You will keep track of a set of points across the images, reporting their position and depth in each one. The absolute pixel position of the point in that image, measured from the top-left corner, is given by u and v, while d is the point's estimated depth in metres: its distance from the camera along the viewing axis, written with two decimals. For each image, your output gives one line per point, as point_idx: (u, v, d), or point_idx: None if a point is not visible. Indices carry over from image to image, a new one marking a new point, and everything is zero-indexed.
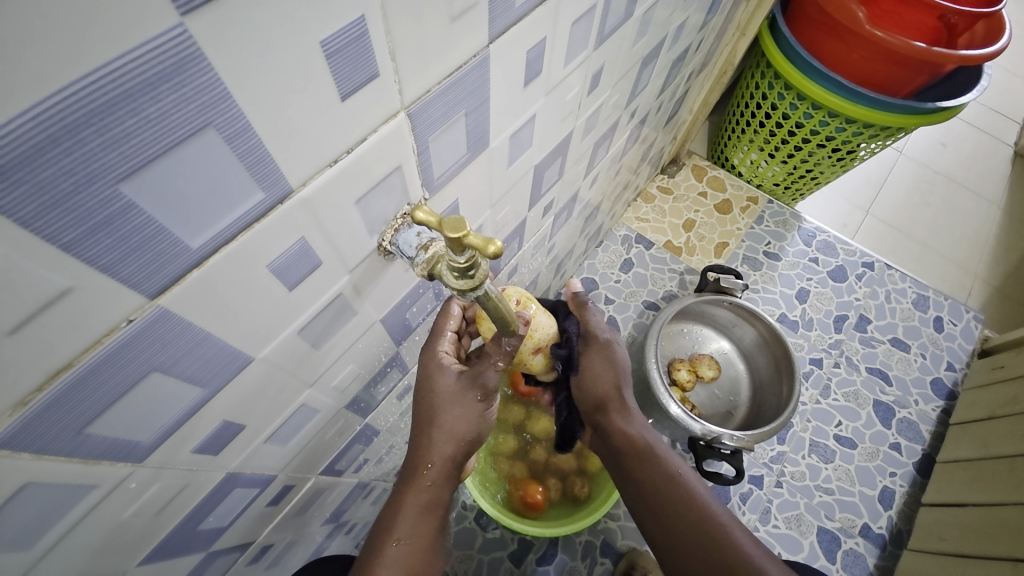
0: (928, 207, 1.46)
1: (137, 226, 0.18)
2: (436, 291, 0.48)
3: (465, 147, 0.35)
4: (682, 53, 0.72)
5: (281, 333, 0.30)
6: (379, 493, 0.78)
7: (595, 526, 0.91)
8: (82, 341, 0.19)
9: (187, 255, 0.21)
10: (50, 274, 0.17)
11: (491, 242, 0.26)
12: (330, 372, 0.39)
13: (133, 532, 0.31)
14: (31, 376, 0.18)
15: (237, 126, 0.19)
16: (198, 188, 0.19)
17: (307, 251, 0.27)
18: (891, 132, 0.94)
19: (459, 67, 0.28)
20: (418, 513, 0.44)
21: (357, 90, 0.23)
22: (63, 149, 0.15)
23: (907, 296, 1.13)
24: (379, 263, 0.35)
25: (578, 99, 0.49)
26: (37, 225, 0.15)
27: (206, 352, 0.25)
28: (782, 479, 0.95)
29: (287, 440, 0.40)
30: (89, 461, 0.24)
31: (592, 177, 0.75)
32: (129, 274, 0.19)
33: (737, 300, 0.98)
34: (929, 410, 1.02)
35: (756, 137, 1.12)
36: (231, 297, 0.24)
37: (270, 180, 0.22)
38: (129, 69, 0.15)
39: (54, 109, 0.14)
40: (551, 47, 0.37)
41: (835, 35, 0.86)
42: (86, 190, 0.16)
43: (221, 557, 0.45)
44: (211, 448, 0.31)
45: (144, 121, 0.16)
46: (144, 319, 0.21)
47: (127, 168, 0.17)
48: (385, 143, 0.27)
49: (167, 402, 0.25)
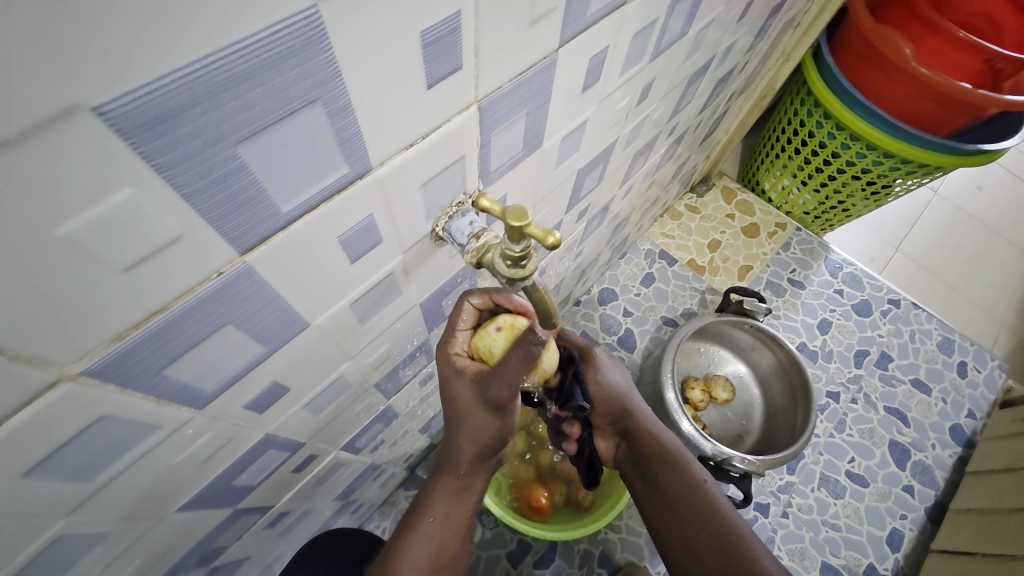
0: (960, 250, 1.43)
1: (244, 185, 0.20)
2: (471, 282, 0.49)
3: (521, 145, 0.36)
4: (726, 74, 0.73)
5: (335, 304, 0.31)
6: (387, 478, 0.79)
7: (595, 535, 0.91)
8: (179, 286, 0.21)
9: (277, 218, 0.22)
10: (168, 220, 0.18)
11: (551, 233, 0.28)
12: (368, 349, 0.41)
13: (179, 479, 0.33)
14: (133, 312, 0.20)
15: (340, 104, 0.21)
16: (295, 157, 0.21)
17: (371, 228, 0.29)
18: (930, 170, 0.94)
19: (530, 68, 0.30)
20: (451, 496, 0.46)
21: (442, 80, 0.24)
22: (201, 109, 0.16)
23: (932, 337, 1.11)
24: (429, 248, 0.36)
25: (626, 110, 0.50)
26: (167, 174, 0.17)
27: (273, 313, 0.27)
28: (789, 509, 0.94)
29: (320, 410, 0.42)
30: (159, 402, 0.25)
31: (626, 188, 0.76)
32: (228, 229, 0.21)
33: (758, 323, 0.98)
34: (946, 455, 1.00)
35: (790, 164, 1.12)
36: (303, 263, 0.26)
37: (356, 157, 0.23)
38: (266, 41, 0.17)
39: (202, 72, 0.16)
40: (611, 57, 0.38)
41: (879, 69, 0.86)
42: (211, 148, 0.18)
43: (243, 517, 0.47)
44: (258, 406, 0.33)
45: (268, 91, 0.18)
46: (231, 273, 0.22)
47: (246, 132, 0.18)
48: (455, 133, 0.28)
49: (231, 356, 0.27)
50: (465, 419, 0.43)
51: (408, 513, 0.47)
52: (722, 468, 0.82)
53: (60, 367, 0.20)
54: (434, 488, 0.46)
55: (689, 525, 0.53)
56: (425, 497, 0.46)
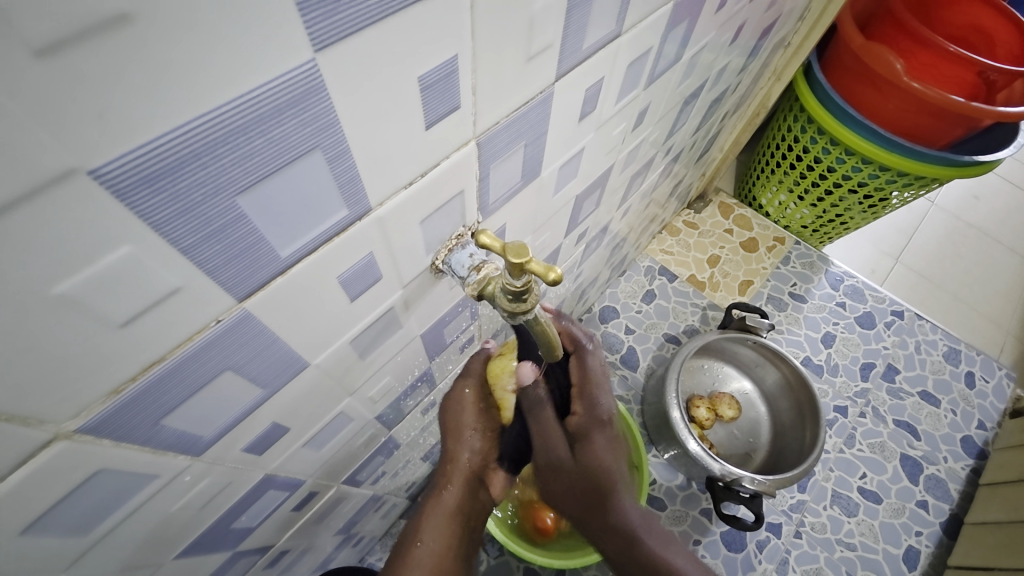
0: (959, 259, 1.43)
1: (242, 234, 0.19)
2: (472, 310, 0.49)
3: (519, 176, 0.36)
4: (720, 94, 0.74)
5: (335, 342, 0.31)
6: (389, 507, 0.77)
7: (604, 561, 0.88)
8: (178, 336, 0.21)
9: (277, 263, 0.22)
10: (167, 273, 0.18)
11: (552, 269, 0.28)
12: (369, 383, 0.40)
13: (177, 525, 0.32)
14: (130, 365, 0.20)
15: (339, 150, 0.20)
16: (296, 205, 0.21)
17: (371, 266, 0.28)
18: (926, 182, 0.94)
19: (527, 102, 0.30)
20: (438, 521, 0.44)
21: (440, 120, 0.24)
22: (201, 163, 0.16)
23: (937, 349, 1.10)
24: (429, 280, 0.36)
25: (623, 135, 0.50)
26: (164, 229, 0.17)
27: (272, 355, 0.26)
28: (802, 529, 0.92)
29: (322, 446, 0.41)
30: (156, 451, 0.25)
31: (624, 209, 0.77)
32: (227, 277, 0.20)
33: (761, 340, 0.97)
34: (959, 468, 0.98)
35: (786, 178, 1.13)
36: (302, 303, 0.26)
37: (356, 199, 0.23)
38: (266, 95, 0.17)
39: (202, 129, 0.16)
40: (606, 87, 0.39)
41: (871, 84, 0.87)
42: (211, 201, 0.18)
43: (243, 559, 0.45)
44: (258, 448, 0.32)
45: (267, 142, 0.18)
46: (230, 320, 0.22)
47: (245, 183, 0.18)
48: (454, 169, 0.28)
49: (230, 400, 0.26)
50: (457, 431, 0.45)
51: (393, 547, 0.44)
52: (731, 489, 0.80)
53: (56, 425, 0.19)
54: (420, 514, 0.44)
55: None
56: (412, 524, 0.45)
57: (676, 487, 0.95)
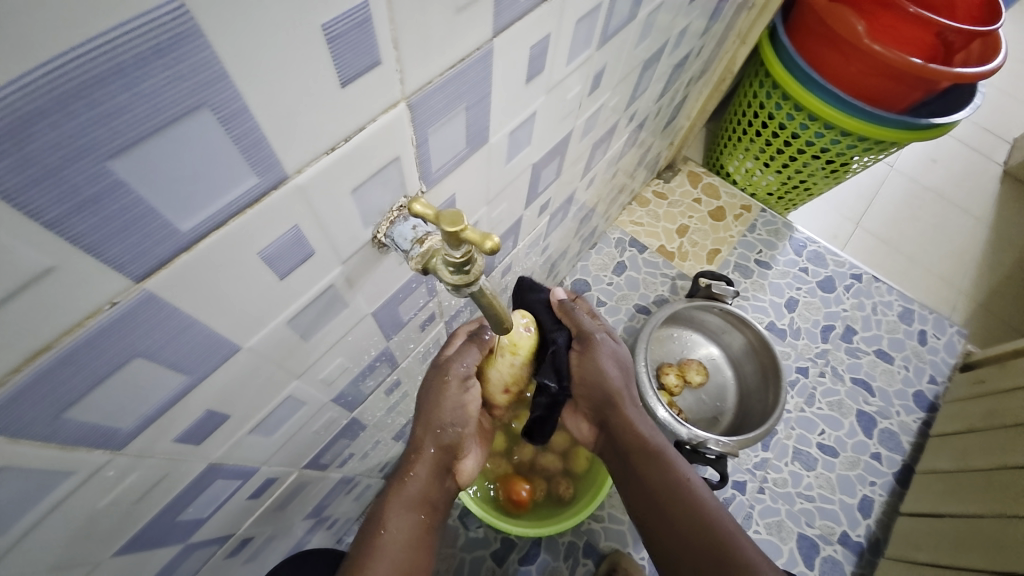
0: (916, 221, 1.48)
1: (126, 205, 0.17)
2: (429, 286, 0.47)
3: (465, 142, 0.34)
4: (682, 58, 0.72)
5: (269, 323, 0.29)
6: (363, 488, 0.77)
7: (579, 526, 0.91)
8: (63, 322, 0.19)
9: (177, 238, 0.20)
10: (33, 252, 0.16)
11: (488, 238, 0.26)
12: (318, 365, 0.39)
13: (111, 521, 0.30)
14: (9, 356, 0.18)
15: (233, 107, 0.18)
16: (190, 171, 0.19)
17: (300, 240, 0.27)
18: (886, 146, 0.96)
19: (463, 59, 0.28)
20: (403, 508, 0.45)
21: (358, 77, 0.22)
22: (51, 121, 0.14)
23: (893, 309, 1.15)
24: (373, 256, 0.34)
25: (579, 99, 0.48)
26: (19, 199, 0.15)
27: (192, 340, 0.25)
28: (765, 485, 0.96)
29: (273, 432, 0.39)
30: (66, 447, 0.23)
31: (588, 178, 0.75)
32: (116, 254, 0.18)
33: (727, 306, 0.99)
34: (910, 421, 1.04)
35: (752, 146, 1.13)
36: (219, 283, 0.24)
37: (266, 165, 0.21)
38: (123, 42, 0.14)
39: (43, 80, 0.13)
40: (554, 45, 0.37)
41: (834, 48, 0.87)
42: (73, 166, 0.16)
43: (200, 549, 0.44)
44: (195, 437, 0.31)
45: (137, 97, 0.16)
46: (128, 303, 0.20)
47: (117, 145, 0.16)
48: (384, 133, 0.26)
49: (147, 389, 0.24)
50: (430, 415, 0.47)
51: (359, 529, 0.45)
52: (698, 451, 0.82)
53: None
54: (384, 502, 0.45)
55: (661, 501, 0.50)
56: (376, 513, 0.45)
57: None
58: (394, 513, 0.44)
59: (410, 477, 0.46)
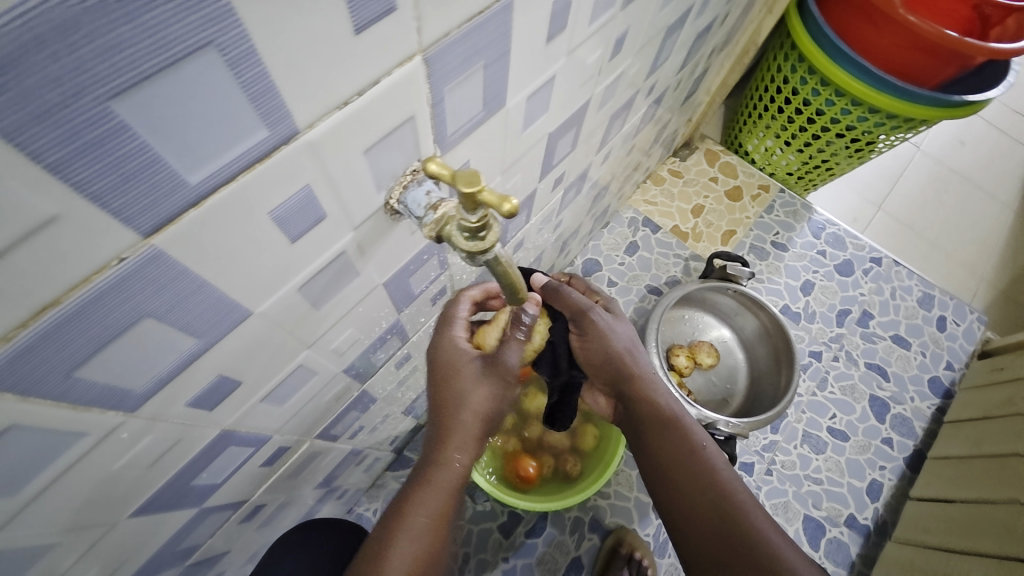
0: (940, 205, 1.43)
1: (131, 151, 0.17)
2: (441, 258, 0.46)
3: (481, 105, 0.33)
4: (705, 27, 0.69)
5: (280, 288, 0.28)
6: (373, 460, 0.78)
7: (584, 503, 0.91)
8: (71, 276, 0.18)
9: (185, 192, 0.19)
10: (36, 198, 0.16)
11: (506, 200, 0.25)
12: (329, 335, 0.38)
13: (126, 483, 0.30)
14: (16, 311, 0.17)
15: (242, 49, 0.17)
16: (196, 118, 0.18)
17: (311, 201, 0.26)
18: (914, 124, 0.92)
19: (482, 12, 0.26)
20: (432, 494, 0.44)
21: (373, 23, 0.21)
22: (50, 53, 0.13)
23: (912, 294, 1.12)
24: (385, 223, 0.33)
25: (598, 64, 0.46)
26: (20, 139, 0.14)
27: (201, 302, 0.24)
28: (772, 467, 0.96)
29: (284, 401, 0.39)
30: (78, 407, 0.23)
31: (604, 153, 0.73)
32: (120, 205, 0.18)
33: (741, 288, 0.97)
34: (924, 407, 1.02)
35: (773, 123, 1.09)
36: (229, 243, 0.23)
37: (276, 117, 0.20)
38: None
39: (40, 6, 0.12)
40: (576, 1, 0.34)
41: (865, 17, 0.83)
42: (73, 104, 0.15)
43: (214, 514, 0.45)
44: (207, 402, 0.31)
45: (139, 30, 0.15)
46: (136, 260, 0.19)
47: (120, 84, 0.15)
48: (399, 88, 0.25)
49: (158, 350, 0.24)
50: (454, 402, 0.46)
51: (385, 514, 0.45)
52: (707, 432, 0.82)
53: None
54: (413, 488, 0.45)
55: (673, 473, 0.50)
56: (403, 499, 0.45)
57: None
58: (421, 498, 0.44)
59: (438, 464, 0.45)
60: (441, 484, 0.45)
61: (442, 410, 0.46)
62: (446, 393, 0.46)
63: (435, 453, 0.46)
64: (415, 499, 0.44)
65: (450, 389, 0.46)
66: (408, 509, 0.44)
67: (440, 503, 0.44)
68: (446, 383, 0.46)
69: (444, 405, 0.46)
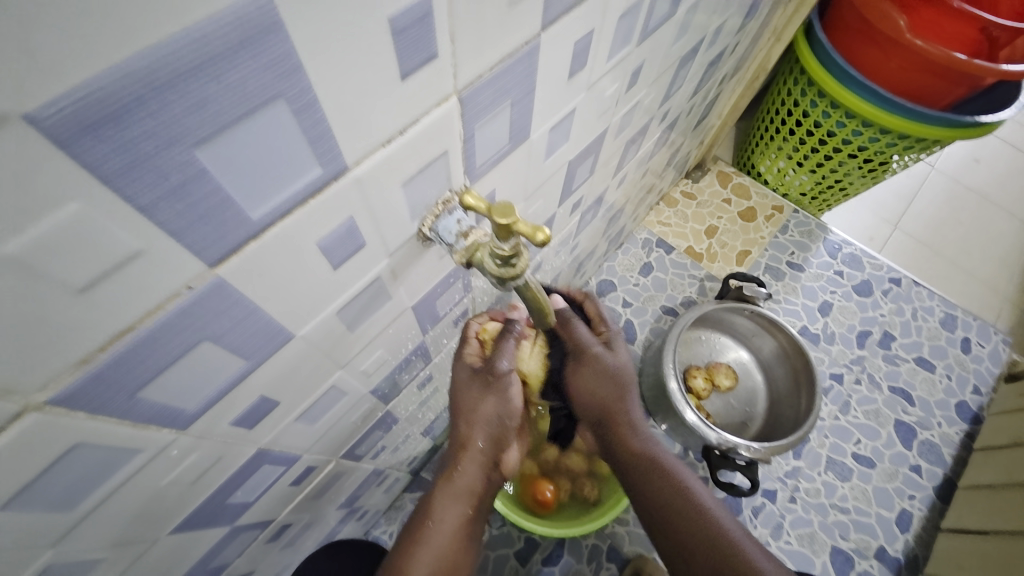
0: (958, 224, 1.42)
1: (207, 191, 0.18)
2: (465, 282, 0.48)
3: (507, 138, 0.35)
4: (716, 56, 0.71)
5: (321, 312, 0.30)
6: (392, 482, 0.78)
7: (602, 529, 0.90)
8: (146, 303, 0.20)
9: (247, 226, 0.21)
10: (125, 234, 0.17)
11: (539, 230, 0.27)
12: (360, 356, 0.40)
13: (169, 500, 0.31)
14: (97, 335, 0.19)
15: (306, 99, 0.19)
16: (262, 160, 0.19)
17: (353, 231, 0.27)
18: (928, 145, 0.92)
19: (512, 55, 0.28)
20: (453, 503, 0.45)
21: (417, 70, 0.23)
22: (148, 109, 0.15)
23: (934, 314, 1.10)
24: (417, 249, 0.35)
25: (615, 97, 0.48)
26: (118, 183, 0.16)
27: (252, 326, 0.26)
28: (797, 494, 0.93)
29: (315, 421, 0.40)
30: (137, 425, 0.24)
31: (619, 177, 0.75)
32: (194, 240, 0.19)
33: (758, 309, 0.96)
34: (952, 433, 0.99)
35: (785, 145, 1.11)
36: (280, 272, 0.25)
37: (329, 156, 0.22)
38: (215, 34, 0.15)
39: (148, 70, 0.14)
40: (597, 42, 0.37)
41: (872, 43, 0.84)
42: (164, 153, 0.16)
43: (243, 533, 0.46)
44: (247, 422, 0.32)
45: (224, 87, 0.16)
46: (201, 288, 0.21)
47: (204, 133, 0.17)
48: (436, 127, 0.27)
49: (211, 372, 0.26)
50: (473, 413, 0.46)
51: (408, 522, 0.46)
52: (728, 457, 0.81)
53: (23, 397, 0.19)
54: (433, 495, 0.46)
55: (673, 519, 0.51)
56: (423, 505, 0.46)
57: (674, 455, 0.96)
58: (444, 507, 0.45)
59: (457, 472, 0.46)
60: (460, 493, 0.46)
61: (461, 420, 0.46)
62: (464, 403, 0.46)
63: (455, 463, 0.47)
64: (435, 506, 0.45)
65: (470, 400, 0.46)
66: (429, 516, 0.45)
67: (461, 509, 0.46)
68: (467, 393, 0.46)
69: (462, 415, 0.46)
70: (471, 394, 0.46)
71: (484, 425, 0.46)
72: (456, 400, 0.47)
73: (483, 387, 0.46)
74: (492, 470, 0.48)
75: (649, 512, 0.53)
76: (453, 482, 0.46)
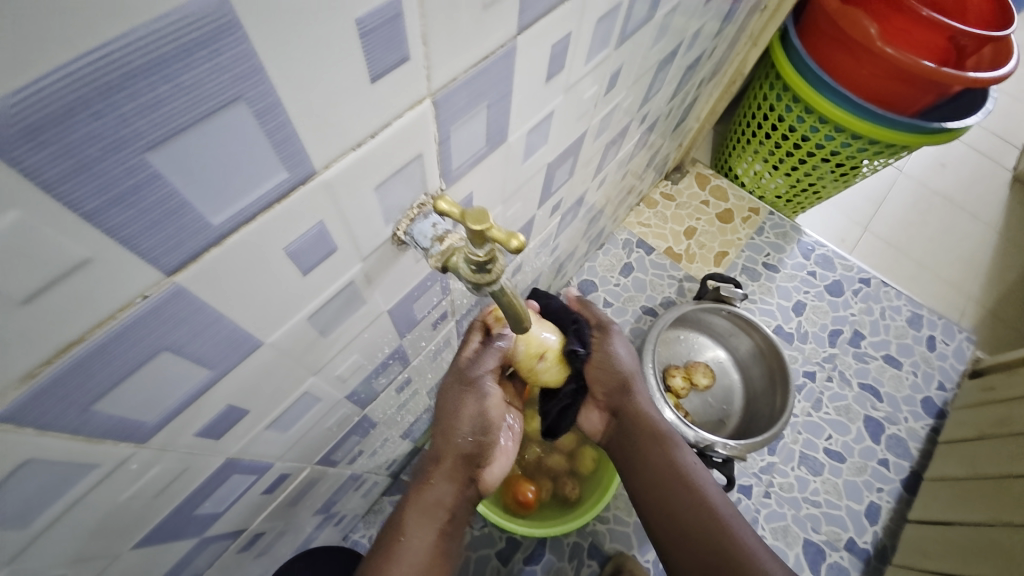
0: (924, 226, 1.47)
1: (161, 197, 0.18)
2: (443, 284, 0.47)
3: (484, 141, 0.34)
4: (694, 60, 0.72)
5: (290, 318, 0.29)
6: (370, 486, 0.77)
7: (583, 527, 0.90)
8: (97, 313, 0.19)
9: (208, 232, 0.20)
10: (71, 243, 0.16)
11: (513, 236, 0.27)
12: (334, 362, 0.39)
13: (130, 515, 0.30)
14: (42, 348, 0.18)
15: (268, 101, 0.18)
16: (221, 165, 0.19)
17: (324, 236, 0.27)
18: (896, 150, 0.95)
19: (487, 57, 0.28)
20: (425, 520, 0.46)
21: (387, 73, 0.22)
22: (94, 112, 0.14)
23: (901, 313, 1.14)
24: (391, 253, 0.34)
25: (594, 99, 0.48)
26: (60, 190, 0.15)
27: (216, 334, 0.25)
28: (771, 489, 0.96)
29: (288, 428, 0.39)
30: (92, 440, 0.23)
31: (599, 178, 0.75)
32: (148, 247, 0.19)
33: (735, 310, 0.99)
34: (918, 427, 1.03)
35: (761, 148, 1.13)
36: (245, 279, 0.24)
37: (296, 160, 0.21)
38: (165, 33, 0.14)
39: (90, 71, 0.14)
40: (574, 44, 0.37)
41: (845, 49, 0.86)
42: (112, 157, 0.16)
43: (213, 544, 0.44)
44: (214, 432, 0.31)
45: (177, 89, 0.16)
46: (159, 296, 0.20)
47: (156, 137, 0.16)
48: (409, 130, 0.26)
49: (173, 383, 0.25)
50: (452, 425, 0.46)
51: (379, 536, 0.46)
52: (705, 454, 0.82)
53: None
54: (406, 509, 0.46)
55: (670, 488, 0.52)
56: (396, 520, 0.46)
57: None
58: (416, 523, 0.45)
59: (431, 486, 0.46)
60: (431, 509, 0.46)
61: (439, 434, 0.47)
62: (445, 415, 0.47)
63: (429, 477, 0.47)
64: (407, 521, 0.46)
65: (449, 412, 0.46)
66: (401, 531, 0.45)
67: (434, 525, 0.46)
68: (447, 405, 0.47)
69: (441, 427, 0.47)
70: (450, 406, 0.47)
71: (460, 441, 0.46)
72: (438, 412, 0.48)
73: (466, 400, 0.46)
74: (469, 484, 0.49)
75: (643, 483, 0.54)
76: (426, 495, 0.46)
